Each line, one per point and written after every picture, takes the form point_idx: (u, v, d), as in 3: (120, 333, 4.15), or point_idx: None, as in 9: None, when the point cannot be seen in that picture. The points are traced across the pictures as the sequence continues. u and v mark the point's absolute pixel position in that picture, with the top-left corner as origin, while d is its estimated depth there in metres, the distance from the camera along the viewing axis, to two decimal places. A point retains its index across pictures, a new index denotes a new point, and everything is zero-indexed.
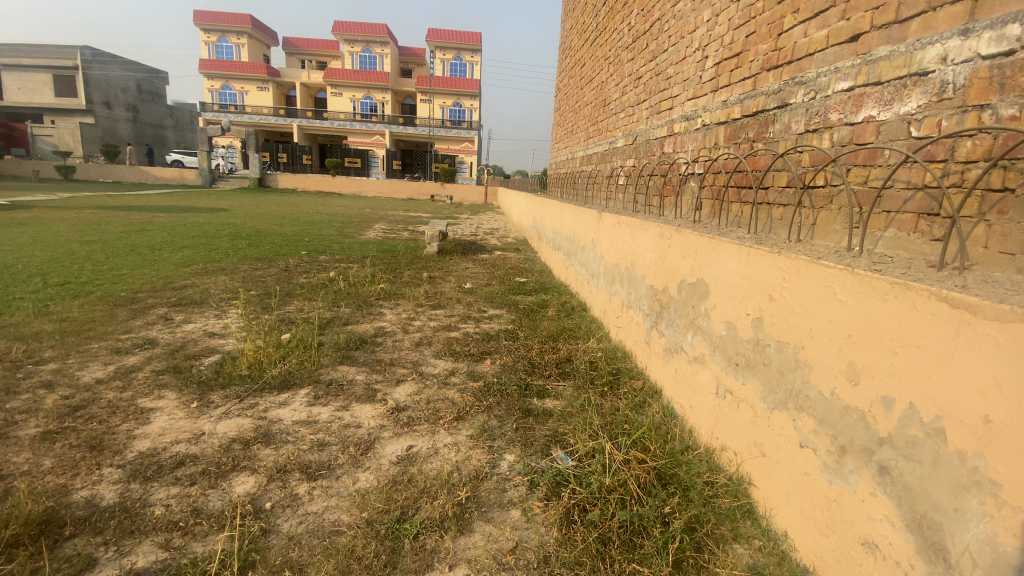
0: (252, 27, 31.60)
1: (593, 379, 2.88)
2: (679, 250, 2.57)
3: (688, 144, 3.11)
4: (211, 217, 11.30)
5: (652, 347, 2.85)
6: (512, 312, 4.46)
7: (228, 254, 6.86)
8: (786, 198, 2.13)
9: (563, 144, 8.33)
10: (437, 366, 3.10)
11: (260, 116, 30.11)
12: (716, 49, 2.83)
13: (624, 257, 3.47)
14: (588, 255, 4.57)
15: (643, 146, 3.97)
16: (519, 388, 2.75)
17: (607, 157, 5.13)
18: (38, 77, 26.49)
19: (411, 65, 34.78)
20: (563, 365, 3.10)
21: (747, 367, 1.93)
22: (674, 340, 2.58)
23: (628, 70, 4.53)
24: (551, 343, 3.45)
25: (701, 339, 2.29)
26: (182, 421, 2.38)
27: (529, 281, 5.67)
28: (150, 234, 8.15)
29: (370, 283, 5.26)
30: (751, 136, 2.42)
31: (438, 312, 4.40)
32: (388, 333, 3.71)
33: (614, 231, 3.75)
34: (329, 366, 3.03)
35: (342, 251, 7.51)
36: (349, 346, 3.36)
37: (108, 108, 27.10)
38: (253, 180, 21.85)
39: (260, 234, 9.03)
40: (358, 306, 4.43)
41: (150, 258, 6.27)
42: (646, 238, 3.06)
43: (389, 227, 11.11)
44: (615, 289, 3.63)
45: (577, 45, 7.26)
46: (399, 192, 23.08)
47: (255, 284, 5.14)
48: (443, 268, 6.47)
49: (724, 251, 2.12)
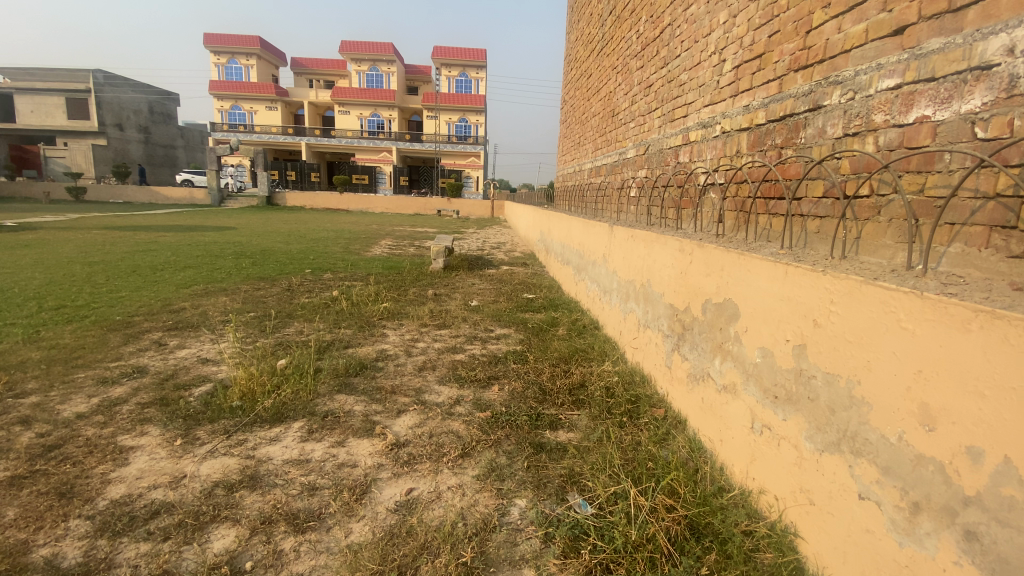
0: (260, 49, 32.14)
1: (610, 407, 2.65)
2: (702, 267, 2.36)
3: (707, 152, 2.91)
4: (217, 236, 11.27)
5: (674, 371, 2.63)
6: (521, 331, 4.25)
7: (230, 273, 6.75)
8: (823, 209, 1.92)
9: (570, 157, 8.18)
10: (441, 394, 2.89)
11: (268, 135, 30.45)
12: (735, 51, 2.64)
13: (639, 273, 3.26)
14: (599, 270, 4.38)
15: (656, 156, 3.78)
16: (530, 419, 2.53)
17: (617, 169, 4.95)
18: (52, 101, 27.01)
19: (417, 82, 35.10)
20: (577, 391, 2.87)
21: (788, 401, 1.71)
22: (700, 366, 2.36)
23: (638, 78, 4.37)
24: (564, 366, 3.23)
25: (732, 366, 2.07)
26: (164, 461, 2.19)
27: (538, 297, 5.46)
28: (155, 254, 8.09)
29: (373, 302, 5.08)
30: (779, 143, 2.21)
31: (443, 332, 4.19)
32: (390, 357, 3.51)
33: (628, 245, 3.55)
34: (326, 396, 2.83)
35: (346, 268, 7.37)
36: (348, 371, 3.16)
37: (120, 130, 27.56)
38: (261, 199, 21.99)
39: (264, 252, 8.93)
40: (360, 327, 4.24)
41: (151, 279, 6.17)
42: (663, 253, 2.86)
43: (395, 243, 11.02)
44: (630, 307, 3.42)
45: (582, 56, 7.14)
46: (406, 207, 23.09)
47: (255, 305, 4.98)
48: (449, 284, 6.30)
49: (757, 269, 1.91)
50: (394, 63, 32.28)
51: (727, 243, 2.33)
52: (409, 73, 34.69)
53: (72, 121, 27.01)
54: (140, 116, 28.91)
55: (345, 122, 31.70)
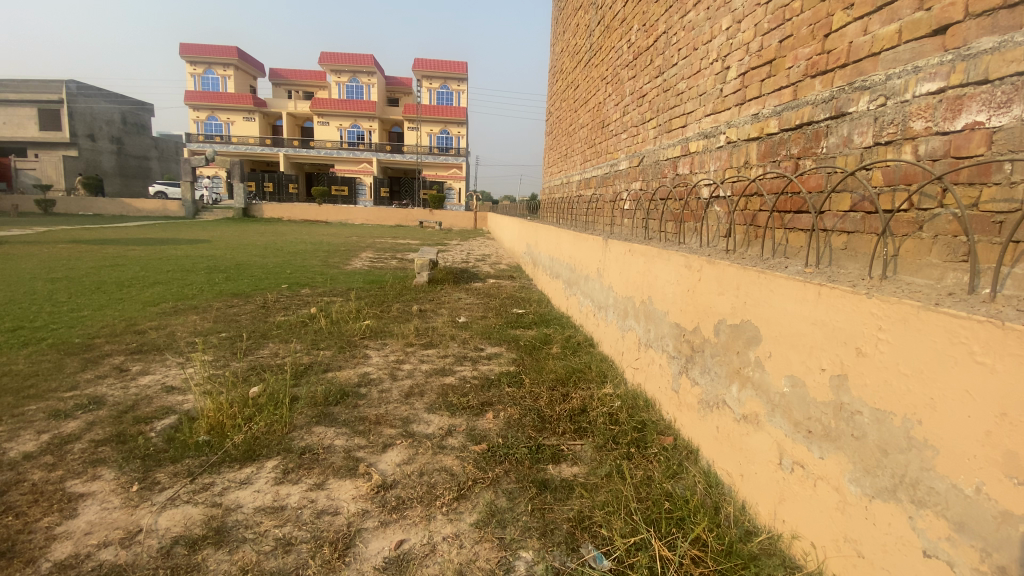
0: (238, 59, 31.65)
1: (615, 436, 2.45)
2: (713, 284, 2.19)
3: (710, 164, 2.76)
4: (190, 249, 10.82)
5: (681, 395, 2.46)
6: (512, 349, 4.04)
7: (201, 290, 6.38)
8: (851, 224, 1.78)
9: (556, 169, 8.07)
10: (431, 424, 2.65)
11: (245, 146, 29.85)
12: (741, 58, 2.52)
13: (638, 289, 3.09)
14: (591, 285, 4.21)
15: (652, 168, 3.64)
16: (530, 453, 2.31)
17: (608, 181, 4.81)
18: (18, 110, 26.05)
19: (398, 94, 34.95)
20: (578, 418, 2.67)
21: (828, 438, 1.54)
22: (714, 392, 2.18)
23: (630, 88, 4.25)
24: (561, 390, 3.03)
25: (754, 394, 1.90)
26: (116, 512, 1.90)
27: (527, 313, 5.27)
28: (121, 269, 7.66)
29: (355, 320, 4.81)
30: (795, 153, 2.08)
31: (430, 352, 3.95)
32: (374, 382, 3.26)
33: (624, 260, 3.38)
34: (303, 429, 2.57)
35: (326, 283, 7.07)
36: (328, 399, 2.90)
37: (89, 140, 26.71)
38: (237, 211, 21.42)
39: (239, 266, 8.56)
40: (341, 348, 3.97)
41: (115, 296, 5.77)
42: (666, 269, 2.69)
43: (376, 255, 10.72)
44: (628, 325, 3.24)
45: (568, 67, 7.05)
46: (387, 219, 22.78)
47: (228, 324, 4.66)
48: (435, 299, 6.06)
49: (781, 289, 1.75)
50: (375, 75, 32.10)
51: (740, 259, 2.17)
52: (390, 84, 34.52)
53: (39, 130, 26.08)
54: (112, 127, 28.07)
55: (325, 133, 31.33)
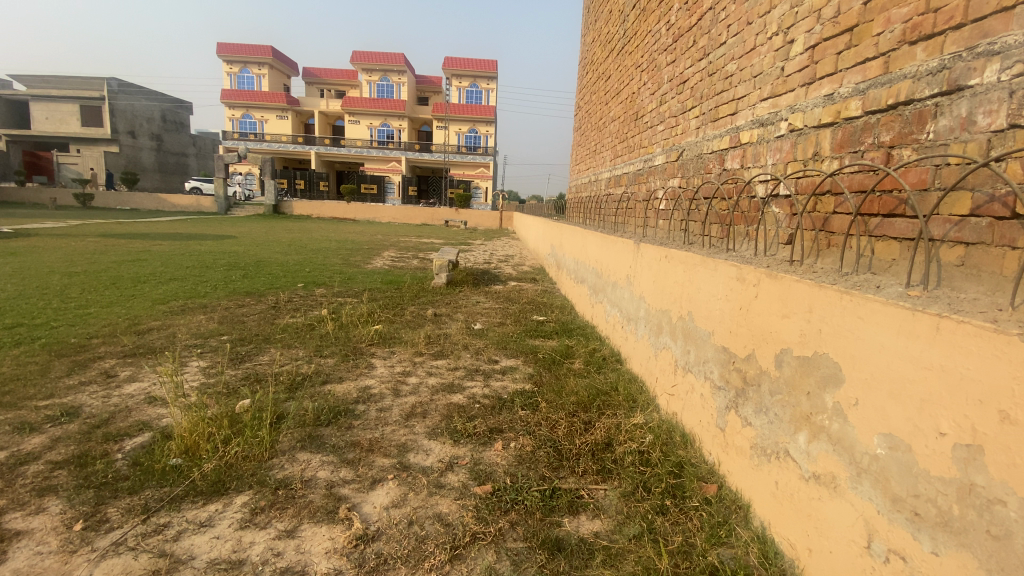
0: (272, 58, 32.22)
1: (646, 482, 2.06)
2: (774, 304, 1.78)
3: (766, 157, 2.33)
4: (215, 245, 10.82)
5: (730, 435, 2.05)
6: (529, 363, 3.65)
7: (215, 287, 6.23)
8: (971, 233, 1.35)
9: (584, 166, 7.62)
10: (430, 454, 2.30)
11: (278, 144, 30.34)
12: (811, 28, 2.07)
13: (676, 301, 2.67)
14: (620, 293, 3.81)
15: (694, 163, 3.20)
16: (543, 501, 1.95)
17: (641, 178, 4.38)
18: (67, 108, 27.08)
19: (428, 92, 34.94)
20: (602, 455, 2.28)
21: (946, 528, 1.12)
22: (774, 438, 1.77)
23: (669, 74, 3.81)
24: (583, 416, 2.64)
25: (829, 449, 1.49)
26: (49, 559, 1.63)
27: (550, 320, 4.88)
28: (142, 264, 7.64)
29: (364, 324, 4.50)
30: (886, 141, 1.64)
31: (440, 364, 3.60)
32: (373, 398, 2.92)
33: (659, 267, 2.96)
34: (285, 455, 2.26)
35: (342, 283, 6.82)
36: (319, 420, 2.59)
37: (132, 137, 27.62)
38: (268, 207, 21.68)
39: (259, 263, 8.45)
40: (344, 356, 3.66)
41: (128, 292, 5.66)
42: (711, 280, 2.27)
43: (398, 254, 10.48)
44: (663, 343, 2.82)
45: (599, 58, 6.62)
46: (414, 218, 22.72)
47: (232, 326, 4.43)
48: (451, 303, 5.73)
49: (877, 318, 1.33)
50: (405, 74, 32.15)
51: (809, 274, 1.75)
52: (419, 83, 34.54)
53: (85, 127, 27.03)
54: (153, 124, 28.89)
55: (355, 131, 31.57)
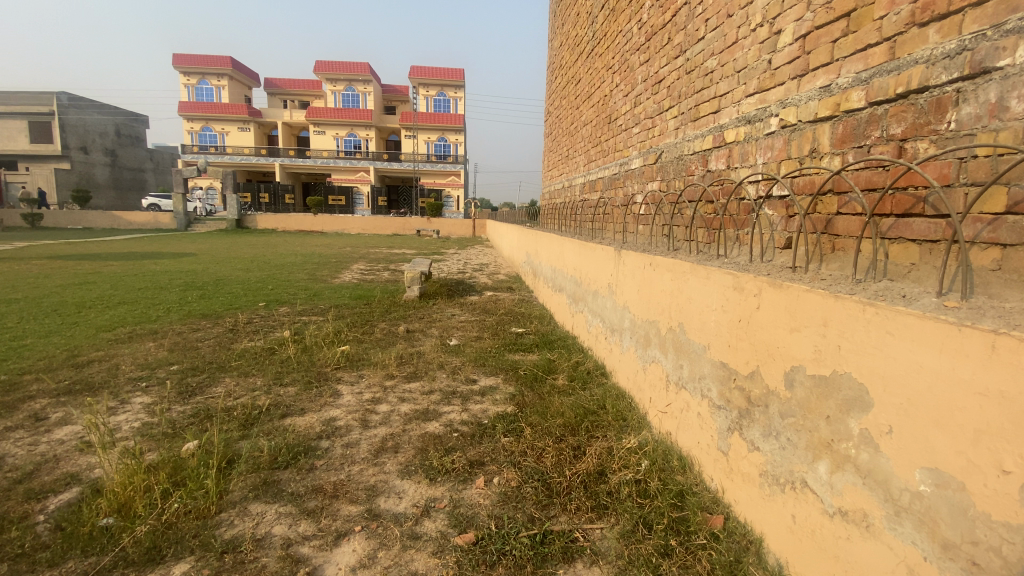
0: (232, 69, 31.33)
1: (646, 518, 1.85)
2: (781, 316, 1.60)
3: (755, 155, 2.18)
4: (172, 263, 10.23)
5: (734, 459, 1.87)
6: (510, 381, 3.43)
7: (169, 310, 5.79)
8: (1007, 232, 1.20)
9: (557, 171, 7.47)
10: (403, 498, 2.04)
11: (241, 157, 29.43)
12: (800, 16, 1.93)
13: (663, 312, 2.49)
14: (601, 302, 3.62)
15: (675, 166, 3.05)
16: (534, 549, 1.72)
17: (617, 182, 4.23)
18: (11, 124, 25.65)
19: (394, 101, 34.53)
20: (595, 488, 2.07)
21: None
22: (787, 466, 1.58)
23: (643, 75, 3.67)
24: (571, 441, 2.43)
25: (858, 482, 1.31)
26: None
27: (528, 332, 4.67)
28: (89, 287, 7.09)
29: (330, 346, 4.19)
30: (898, 133, 1.50)
31: (413, 387, 3.33)
32: (339, 432, 2.64)
33: (644, 275, 2.78)
34: (236, 508, 1.98)
35: (308, 300, 6.47)
36: (276, 461, 2.30)
37: (84, 153, 26.36)
38: (231, 223, 20.88)
39: (218, 282, 7.98)
40: (307, 384, 3.36)
41: (69, 319, 5.20)
42: (703, 289, 2.09)
43: (368, 267, 10.11)
44: (651, 356, 2.64)
45: (568, 61, 6.50)
46: (384, 228, 22.25)
47: (184, 353, 4.06)
48: (425, 317, 5.46)
49: (911, 334, 1.16)
50: (371, 83, 31.69)
51: (817, 281, 1.58)
52: (385, 92, 34.09)
53: (31, 143, 25.60)
54: (106, 139, 27.67)
55: (321, 142, 30.90)
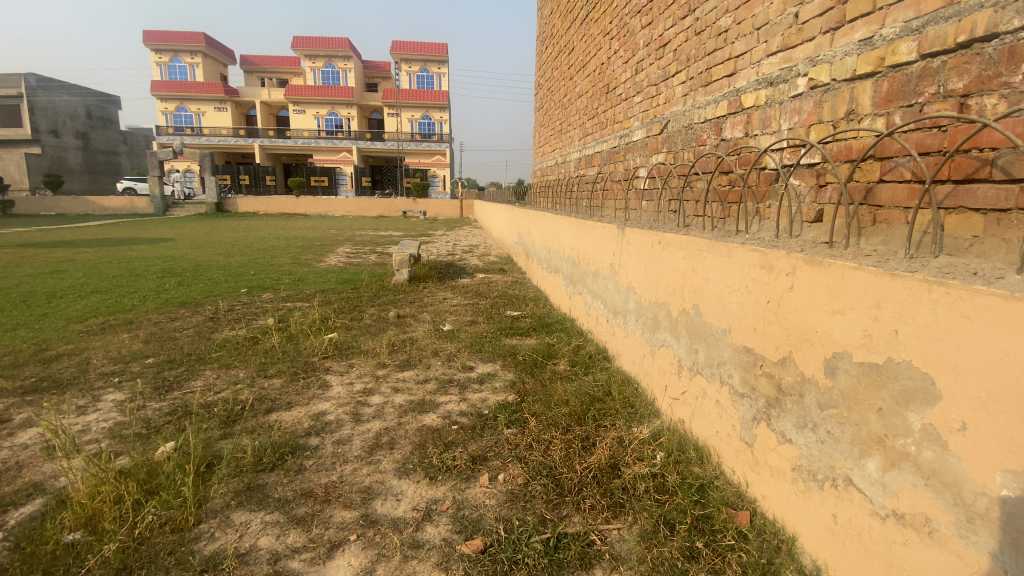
0: (205, 46, 30.09)
1: (666, 517, 1.71)
2: (822, 296, 1.44)
3: (779, 121, 2.03)
4: (149, 250, 9.83)
5: (760, 451, 1.73)
6: (508, 367, 3.26)
7: (145, 299, 5.50)
8: None
9: (549, 147, 7.22)
10: (401, 500, 1.88)
11: (218, 138, 28.48)
12: None
13: (674, 293, 2.32)
14: (602, 283, 3.45)
15: (683, 136, 2.86)
16: (548, 555, 1.57)
17: (617, 156, 4.03)
18: None
19: (376, 79, 33.55)
20: (609, 483, 1.91)
21: None
22: (827, 461, 1.44)
23: (645, 39, 3.45)
24: (579, 431, 2.28)
25: (918, 483, 1.17)
26: None
27: (524, 315, 4.49)
28: (60, 276, 6.74)
29: (317, 334, 3.98)
30: (958, 90, 1.35)
31: (407, 376, 3.15)
32: (329, 428, 2.46)
33: (651, 254, 2.60)
34: (217, 518, 1.80)
35: (293, 286, 6.21)
36: (261, 463, 2.12)
37: (53, 136, 25.28)
38: (211, 206, 20.24)
39: (198, 268, 7.66)
40: (294, 376, 3.16)
41: (38, 310, 4.90)
42: (723, 268, 1.92)
43: (353, 250, 9.81)
44: (660, 340, 2.48)
45: (560, 30, 6.20)
46: (369, 210, 21.74)
47: (161, 344, 3.82)
48: (416, 301, 5.25)
49: (993, 318, 1.01)
50: (351, 59, 30.69)
51: (861, 258, 1.42)
52: (366, 68, 33.05)
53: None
54: (76, 121, 26.59)
55: (302, 122, 30.00)
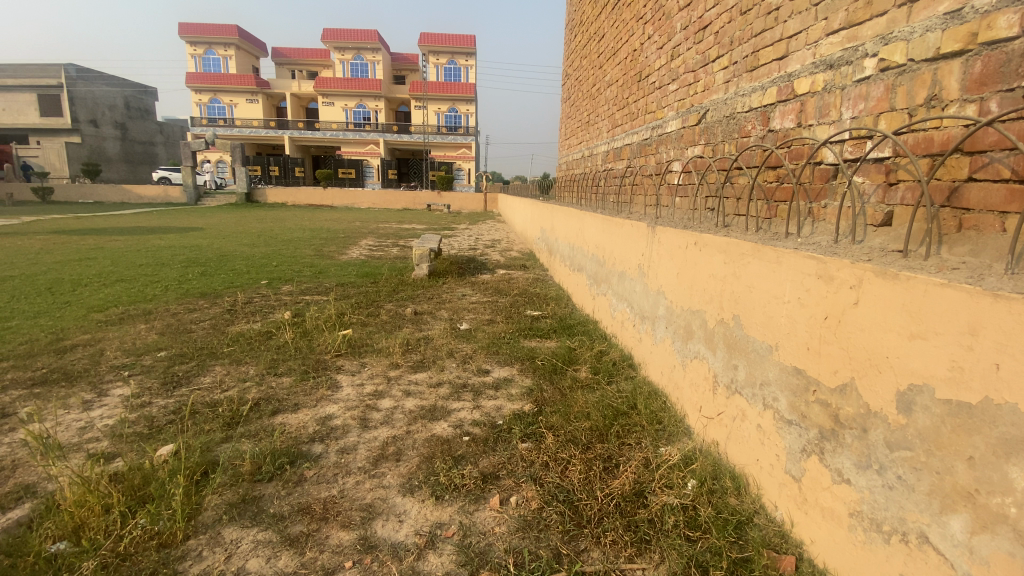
0: (238, 38, 30.59)
1: (699, 559, 1.51)
2: (899, 316, 1.21)
3: (841, 108, 1.82)
4: (178, 239, 9.97)
5: (810, 488, 1.51)
6: (526, 372, 3.08)
7: (166, 289, 5.51)
8: None
9: (576, 140, 6.97)
10: (404, 521, 1.73)
11: (250, 130, 28.98)
12: None
13: (711, 300, 2.10)
14: (629, 284, 3.23)
15: (724, 127, 2.63)
16: None
17: (648, 149, 3.80)
18: (21, 97, 25.41)
19: (404, 71, 33.57)
20: (633, 514, 1.71)
21: None
22: (896, 513, 1.22)
23: (682, 21, 3.20)
24: (601, 449, 2.08)
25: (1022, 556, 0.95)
26: None
27: (545, 315, 4.29)
28: (90, 263, 6.85)
29: (331, 330, 3.87)
30: None
31: (420, 378, 3.00)
32: (334, 434, 2.33)
33: (685, 257, 2.38)
34: (207, 535, 1.68)
35: (313, 279, 6.15)
36: (259, 472, 1.99)
37: (94, 126, 26.11)
38: (240, 197, 20.57)
39: (222, 258, 7.69)
40: (304, 374, 3.04)
41: (62, 298, 4.94)
42: (772, 276, 1.69)
43: (376, 243, 9.74)
44: (693, 351, 2.26)
45: (590, 16, 5.94)
46: (394, 203, 21.76)
47: (176, 337, 3.77)
48: (434, 297, 5.11)
49: None
50: (379, 51, 30.74)
51: (947, 271, 1.19)
52: (394, 60, 33.08)
53: (42, 117, 25.40)
54: (116, 112, 27.43)
55: (330, 114, 30.27)
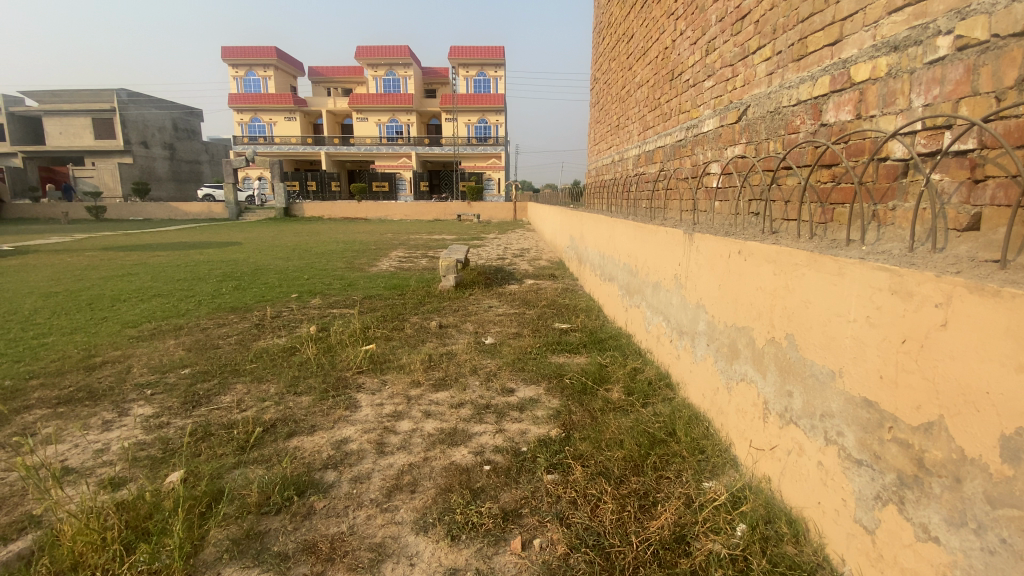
0: (277, 59, 31.79)
1: None
2: (1003, 343, 0.98)
3: (910, 95, 1.59)
4: (217, 253, 10.25)
5: (886, 545, 1.26)
6: (554, 392, 2.88)
7: (199, 303, 5.58)
8: None
9: (606, 145, 6.75)
10: (415, 565, 1.57)
11: (288, 146, 29.95)
12: None
13: (760, 316, 1.87)
14: (665, 296, 3.00)
15: (768, 123, 2.40)
16: None
17: (682, 151, 3.57)
18: (80, 122, 27.08)
19: (434, 84, 34.08)
20: (673, 565, 1.50)
21: None
22: None
23: (717, 13, 2.99)
24: (635, 484, 1.87)
25: None
26: None
27: (575, 329, 4.08)
28: (131, 279, 7.07)
29: (354, 345, 3.78)
30: None
31: (441, 398, 2.85)
32: (348, 461, 2.20)
33: (727, 267, 2.15)
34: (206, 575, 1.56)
35: (341, 291, 6.13)
36: (267, 503, 1.87)
37: (144, 147, 27.54)
38: (278, 211, 21.16)
39: (256, 272, 7.82)
40: (323, 393, 2.94)
41: (100, 313, 5.06)
42: (834, 291, 1.46)
43: (406, 255, 9.74)
44: (739, 373, 2.03)
45: (619, 18, 5.76)
46: (425, 214, 21.91)
47: (202, 353, 3.76)
48: (461, 310, 4.97)
49: None
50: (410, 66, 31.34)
51: None
52: (425, 74, 33.64)
53: (98, 140, 26.97)
54: (164, 133, 28.88)
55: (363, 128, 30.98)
